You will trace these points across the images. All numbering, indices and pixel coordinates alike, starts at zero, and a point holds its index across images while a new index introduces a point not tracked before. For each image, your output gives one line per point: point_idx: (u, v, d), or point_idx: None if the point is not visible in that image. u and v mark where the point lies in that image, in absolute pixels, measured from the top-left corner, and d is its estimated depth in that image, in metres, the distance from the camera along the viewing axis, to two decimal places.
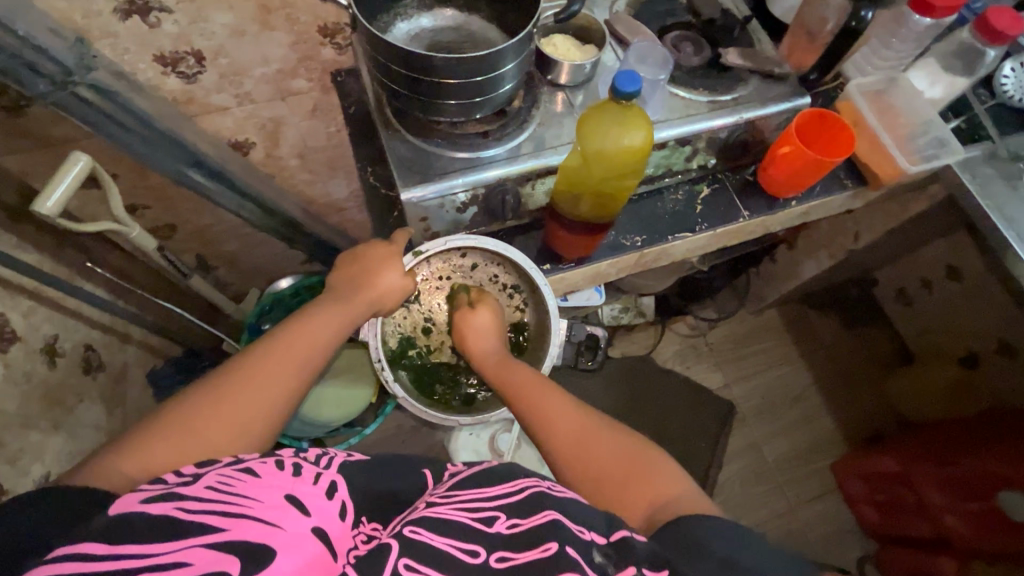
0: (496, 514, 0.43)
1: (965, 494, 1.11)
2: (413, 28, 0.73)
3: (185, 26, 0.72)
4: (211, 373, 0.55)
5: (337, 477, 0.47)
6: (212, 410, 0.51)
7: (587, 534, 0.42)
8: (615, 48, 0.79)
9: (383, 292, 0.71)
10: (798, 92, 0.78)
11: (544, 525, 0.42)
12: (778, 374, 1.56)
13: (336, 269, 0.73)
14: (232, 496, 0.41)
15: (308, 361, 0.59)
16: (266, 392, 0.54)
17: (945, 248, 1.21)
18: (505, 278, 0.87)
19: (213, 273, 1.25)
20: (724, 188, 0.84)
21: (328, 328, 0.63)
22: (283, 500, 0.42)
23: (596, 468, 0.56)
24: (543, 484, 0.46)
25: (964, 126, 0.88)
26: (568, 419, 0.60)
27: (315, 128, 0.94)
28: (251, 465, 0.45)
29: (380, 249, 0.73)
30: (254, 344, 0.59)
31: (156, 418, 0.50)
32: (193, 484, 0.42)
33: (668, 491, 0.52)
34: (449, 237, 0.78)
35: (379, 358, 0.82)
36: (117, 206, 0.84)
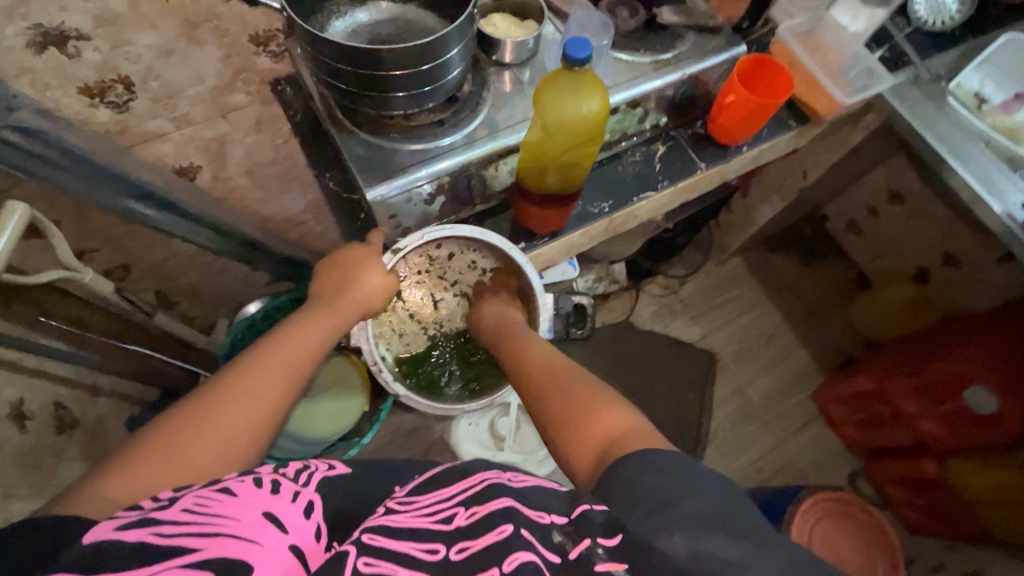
0: (456, 509, 0.42)
1: (933, 398, 1.19)
2: (350, 25, 0.72)
3: (107, 52, 0.70)
4: (196, 390, 0.54)
5: (315, 496, 0.45)
6: (208, 427, 0.50)
7: (547, 517, 0.40)
8: (553, 20, 0.80)
9: (367, 295, 0.72)
10: (734, 42, 0.81)
11: (501, 510, 0.41)
12: (751, 317, 1.62)
13: (315, 277, 0.74)
14: (207, 517, 0.40)
15: (296, 372, 0.59)
16: (257, 406, 0.54)
17: (885, 173, 1.31)
18: (484, 262, 0.86)
19: (177, 309, 1.20)
20: (679, 144, 0.86)
21: (313, 339, 0.63)
22: (260, 518, 0.41)
23: (550, 415, 0.57)
24: (504, 475, 0.45)
25: (888, 55, 0.93)
26: (541, 365, 0.66)
27: (261, 143, 0.92)
28: (229, 483, 0.43)
29: (357, 252, 0.73)
30: (239, 359, 0.58)
31: (147, 439, 0.49)
32: (170, 507, 0.40)
33: (616, 429, 0.52)
34: (426, 229, 0.78)
35: (375, 360, 0.82)
36: (63, 253, 0.80)
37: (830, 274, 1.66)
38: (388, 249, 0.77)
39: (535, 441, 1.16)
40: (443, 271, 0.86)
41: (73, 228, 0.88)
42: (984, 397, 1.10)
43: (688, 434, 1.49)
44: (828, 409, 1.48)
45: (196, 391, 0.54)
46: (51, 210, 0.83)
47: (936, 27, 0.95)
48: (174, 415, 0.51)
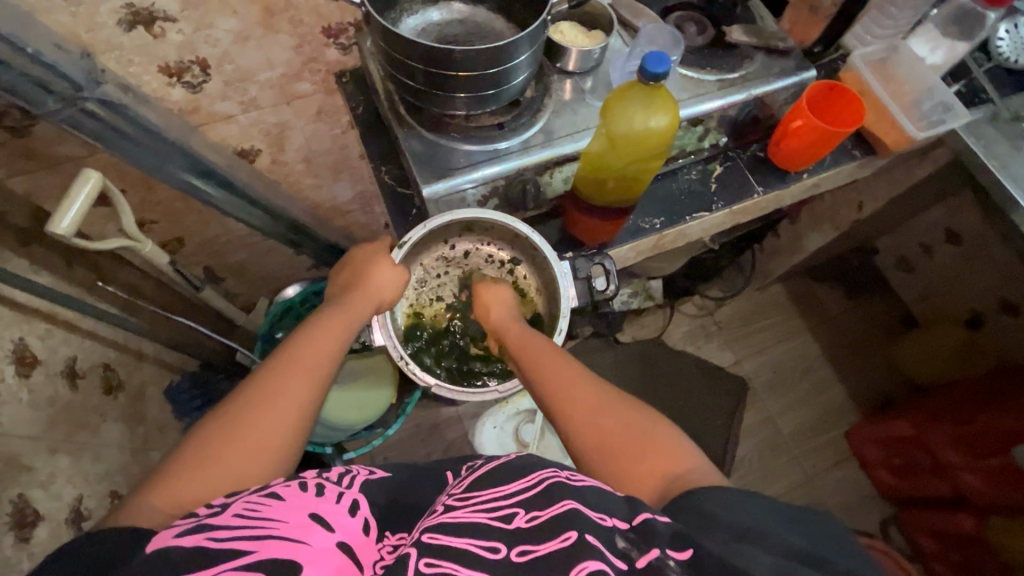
0: (515, 510, 0.42)
1: (980, 451, 1.13)
2: (422, 23, 0.73)
3: (189, 34, 0.71)
4: (222, 401, 0.53)
5: (358, 496, 0.48)
6: (236, 431, 0.50)
7: (609, 519, 0.41)
8: (621, 32, 0.79)
9: (380, 289, 0.70)
10: (803, 67, 0.79)
11: (563, 515, 0.41)
12: (787, 347, 1.58)
13: (331, 283, 0.74)
14: (259, 520, 0.41)
15: (320, 367, 0.58)
16: (283, 409, 0.53)
17: (942, 211, 1.24)
18: (501, 254, 0.85)
19: (223, 285, 1.24)
20: (737, 166, 0.84)
21: (333, 336, 0.61)
22: (308, 519, 0.42)
23: (586, 440, 0.55)
24: (561, 474, 0.46)
25: (964, 90, 0.89)
26: (569, 378, 0.61)
27: (319, 131, 0.94)
28: (277, 489, 0.45)
29: (366, 249, 0.73)
30: (262, 365, 0.57)
31: (180, 451, 0.49)
32: (222, 513, 0.42)
33: (675, 464, 0.50)
34: (430, 219, 0.73)
35: (401, 354, 0.76)
36: (127, 222, 0.83)
37: (874, 311, 1.60)
38: (395, 244, 0.76)
39: (559, 451, 1.13)
40: (461, 270, 0.85)
41: (136, 199, 0.92)
42: None
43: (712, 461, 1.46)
44: (861, 449, 1.43)
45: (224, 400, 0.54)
46: (120, 181, 0.86)
47: (1019, 65, 0.90)
48: (205, 423, 0.52)
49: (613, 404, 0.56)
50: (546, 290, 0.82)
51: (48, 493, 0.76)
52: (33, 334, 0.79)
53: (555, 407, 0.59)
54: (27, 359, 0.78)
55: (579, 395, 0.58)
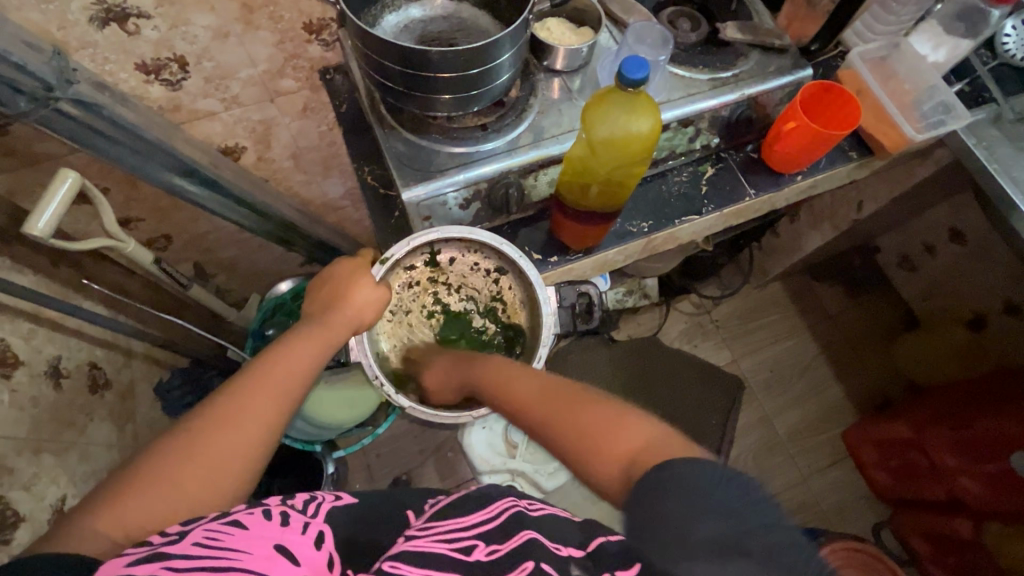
0: (475, 542, 0.41)
1: (978, 456, 1.11)
2: (404, 19, 0.71)
3: (166, 32, 0.70)
4: (182, 421, 0.52)
5: (324, 527, 0.47)
6: (190, 456, 0.49)
7: (564, 549, 0.42)
8: (611, 28, 0.77)
9: (361, 308, 0.69)
10: (799, 65, 0.77)
11: (522, 545, 0.41)
12: (785, 346, 1.56)
13: (308, 296, 0.72)
14: (220, 550, 0.41)
15: (287, 392, 0.57)
16: (243, 435, 0.52)
17: (947, 211, 1.22)
18: (486, 263, 0.82)
19: (213, 281, 1.24)
20: (729, 167, 0.82)
21: (303, 359, 0.60)
22: (272, 551, 0.42)
23: (561, 438, 0.55)
24: (520, 503, 0.46)
25: (968, 89, 0.87)
26: (535, 390, 0.61)
27: (306, 128, 0.92)
28: (239, 516, 0.44)
29: (348, 264, 0.72)
30: (227, 383, 0.56)
31: (131, 471, 0.48)
32: (180, 542, 0.41)
33: (639, 437, 0.50)
34: (413, 236, 0.73)
35: (377, 374, 0.75)
36: (109, 222, 0.82)
37: (874, 310, 1.58)
38: (377, 259, 0.75)
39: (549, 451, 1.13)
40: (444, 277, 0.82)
41: (120, 197, 0.91)
42: None
43: None
44: (858, 451, 1.41)
45: (184, 418, 0.53)
46: (103, 179, 0.85)
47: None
48: (160, 442, 0.50)
49: (586, 399, 0.56)
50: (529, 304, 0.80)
51: (31, 493, 0.76)
52: (16, 334, 0.79)
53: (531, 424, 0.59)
54: (10, 359, 0.77)
55: (551, 388, 0.60)
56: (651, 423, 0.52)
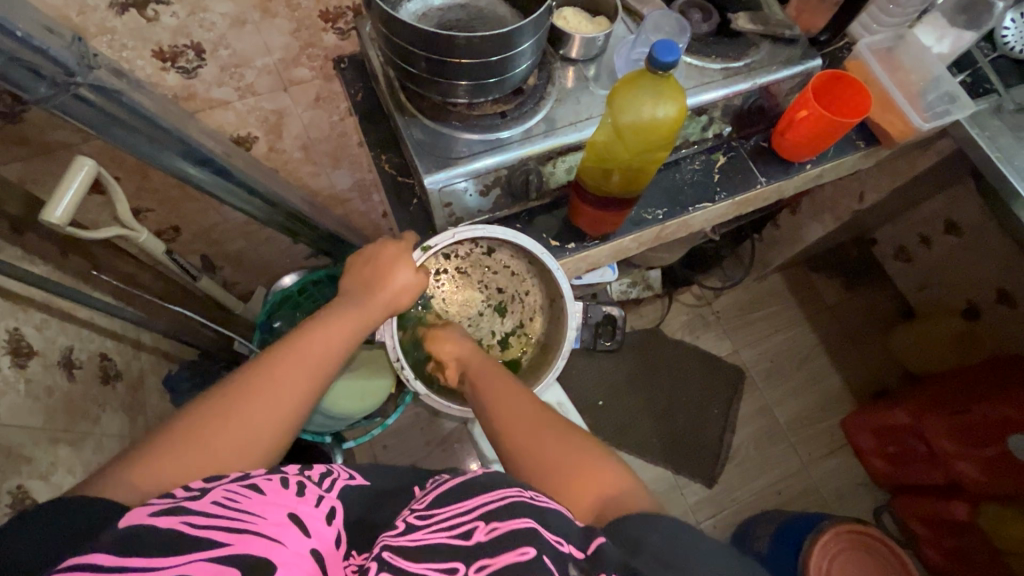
0: (476, 523, 0.42)
1: (976, 440, 1.14)
2: (422, 7, 0.71)
3: (185, 18, 0.70)
4: (220, 387, 0.53)
5: (337, 503, 0.48)
6: (224, 425, 0.50)
7: (566, 545, 0.42)
8: (625, 19, 0.78)
9: (395, 294, 0.68)
10: (809, 55, 0.78)
11: (523, 530, 0.41)
12: (785, 337, 1.59)
13: (347, 271, 0.71)
14: (235, 512, 0.42)
15: (318, 374, 0.57)
16: (276, 410, 0.53)
17: (943, 202, 1.24)
18: (515, 264, 0.84)
19: (220, 273, 1.23)
20: (740, 155, 0.83)
21: (336, 340, 0.61)
22: (286, 519, 0.43)
23: (539, 474, 0.55)
24: (525, 493, 0.46)
25: (969, 81, 0.89)
26: (519, 415, 0.62)
27: (318, 118, 0.92)
28: (257, 481, 0.45)
29: (390, 249, 0.70)
30: (264, 354, 0.57)
31: (168, 430, 0.49)
32: (200, 499, 0.42)
33: (614, 483, 0.53)
34: (456, 229, 0.75)
35: (398, 357, 0.76)
36: (122, 211, 0.82)
37: (871, 301, 1.60)
38: (418, 246, 0.75)
39: None
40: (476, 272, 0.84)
41: (132, 187, 0.90)
42: None
43: (709, 449, 1.47)
44: (855, 438, 1.45)
45: (223, 383, 0.54)
46: (115, 168, 0.85)
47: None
48: (199, 406, 0.52)
49: (558, 436, 0.58)
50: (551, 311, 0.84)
51: (49, 483, 0.76)
52: (30, 324, 0.78)
53: (513, 459, 0.59)
54: (24, 349, 0.77)
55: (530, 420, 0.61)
56: (611, 463, 0.55)
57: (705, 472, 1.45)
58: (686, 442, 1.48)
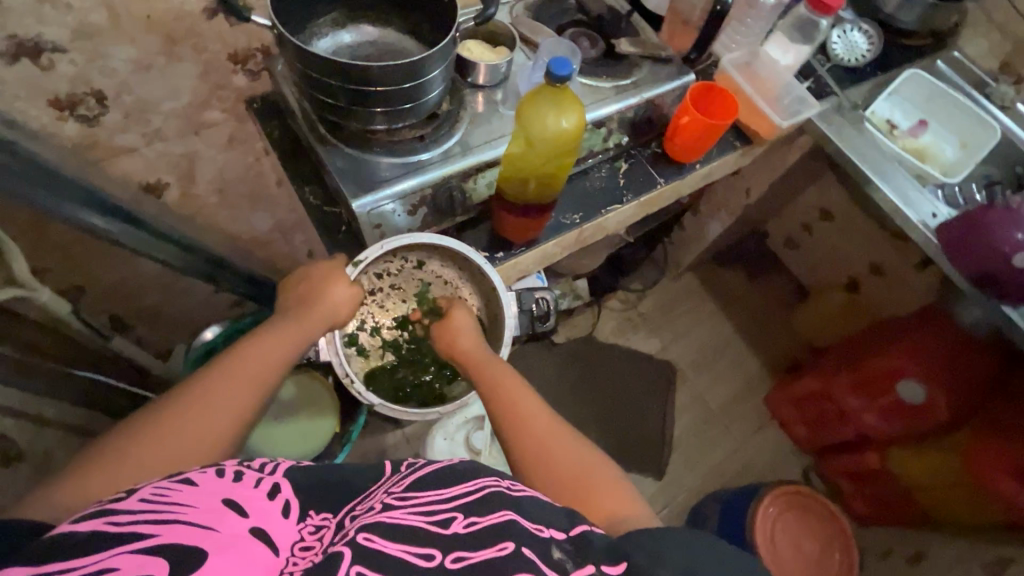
0: (454, 515, 0.43)
1: (874, 394, 1.28)
2: (333, 44, 0.75)
3: (83, 65, 0.68)
4: (155, 402, 0.53)
5: (280, 480, 0.46)
6: (155, 436, 0.49)
7: (546, 531, 0.44)
8: (524, 48, 0.86)
9: (335, 307, 0.69)
10: (683, 71, 0.90)
11: (501, 524, 0.42)
12: (705, 327, 1.72)
13: (283, 289, 0.71)
14: (166, 505, 0.39)
15: (256, 380, 0.57)
16: (214, 418, 0.52)
17: (815, 193, 1.43)
18: (447, 272, 0.86)
19: (133, 333, 1.16)
20: (639, 162, 0.93)
21: (275, 354, 0.60)
22: (220, 505, 0.41)
23: (556, 477, 0.57)
24: (501, 483, 0.48)
25: (815, 86, 1.05)
26: (539, 418, 0.64)
27: (233, 159, 0.92)
28: (189, 476, 0.43)
29: (325, 266, 0.71)
30: (204, 367, 0.57)
31: (100, 447, 0.49)
32: (126, 497, 0.40)
33: (628, 511, 0.54)
34: (386, 240, 0.77)
35: (347, 372, 0.77)
36: (20, 269, 0.76)
37: (773, 287, 1.77)
38: (349, 263, 0.76)
39: None
40: (407, 283, 0.85)
41: (29, 245, 0.85)
42: (915, 389, 1.20)
43: (653, 443, 1.55)
44: (780, 411, 1.58)
45: (161, 399, 0.54)
46: (8, 226, 0.80)
47: (851, 63, 1.07)
48: (134, 422, 0.51)
49: (576, 449, 0.60)
50: (488, 313, 0.85)
51: None
52: None
53: (525, 454, 0.60)
54: None
55: (538, 421, 0.63)
56: (618, 481, 0.57)
57: (653, 465, 1.52)
58: (633, 439, 1.54)
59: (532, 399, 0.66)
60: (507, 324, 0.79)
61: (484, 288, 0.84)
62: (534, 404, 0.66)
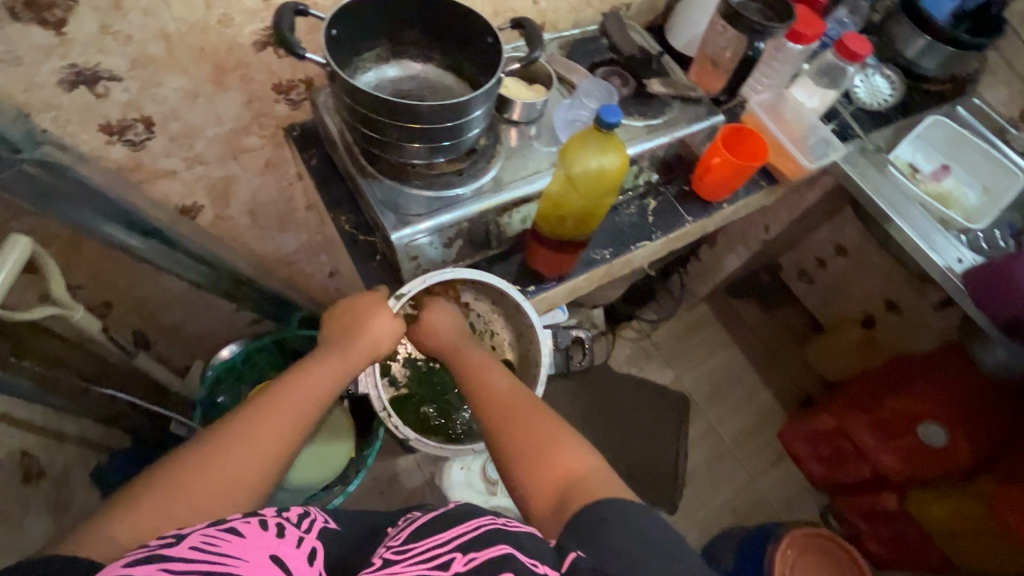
0: (452, 556, 0.42)
1: (891, 433, 1.27)
2: (377, 78, 0.78)
3: (136, 93, 0.70)
4: (204, 432, 0.53)
5: (316, 544, 0.46)
6: (207, 468, 0.49)
7: (541, 566, 0.41)
8: (559, 86, 0.88)
9: (376, 340, 0.70)
10: (712, 112, 0.92)
11: (499, 557, 0.41)
12: (718, 359, 1.72)
13: (326, 320, 0.72)
14: (218, 556, 0.40)
15: (302, 415, 0.57)
16: (262, 453, 0.53)
17: (830, 229, 1.45)
18: (480, 305, 0.88)
19: (153, 349, 1.16)
20: (667, 199, 0.94)
21: (320, 389, 0.61)
22: (268, 560, 0.41)
23: (509, 447, 0.57)
24: (498, 521, 0.46)
25: (838, 129, 1.06)
26: (501, 394, 0.64)
27: (267, 183, 0.93)
28: (235, 524, 0.43)
29: (368, 298, 0.72)
30: (252, 398, 0.57)
31: (152, 477, 0.48)
32: (177, 544, 0.40)
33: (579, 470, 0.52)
34: (429, 274, 0.76)
35: (384, 406, 0.78)
36: (58, 289, 0.76)
37: (786, 321, 1.78)
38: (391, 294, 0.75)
39: None
40: None
41: (64, 262, 0.86)
42: (935, 430, 1.19)
43: (666, 475, 1.53)
44: (794, 445, 1.54)
45: (210, 428, 0.54)
46: (46, 244, 0.80)
47: (874, 107, 1.09)
48: (185, 451, 0.51)
49: (537, 410, 0.60)
50: (520, 348, 0.87)
51: None
52: None
53: (484, 426, 0.62)
54: None
55: (500, 385, 0.65)
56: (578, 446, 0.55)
57: (666, 499, 1.50)
58: (645, 471, 1.52)
59: (493, 371, 0.67)
60: (545, 360, 0.80)
61: (517, 324, 0.86)
62: (501, 376, 0.67)
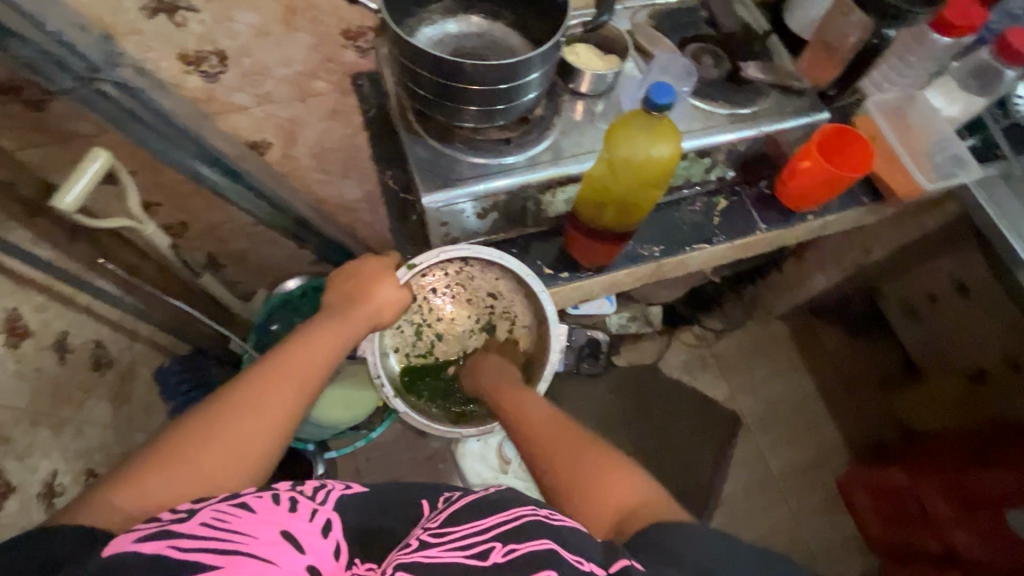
0: (491, 545, 0.40)
1: (971, 505, 1.09)
2: (440, 33, 0.74)
3: (210, 26, 0.72)
4: (207, 400, 0.54)
5: (332, 515, 0.47)
6: (209, 437, 0.50)
7: (587, 564, 0.39)
8: (637, 58, 0.80)
9: (380, 307, 0.71)
10: (816, 107, 0.78)
11: (542, 551, 0.38)
12: (784, 385, 1.56)
13: (330, 287, 0.73)
14: (228, 533, 0.41)
15: (304, 380, 0.58)
16: (265, 419, 0.53)
17: (954, 263, 1.14)
18: (505, 285, 0.83)
19: (223, 271, 1.26)
20: (741, 201, 0.84)
21: (321, 356, 0.61)
22: (277, 537, 0.42)
23: (552, 472, 0.57)
24: (540, 512, 0.43)
25: (979, 145, 0.88)
26: (547, 423, 0.63)
27: (332, 130, 0.94)
28: (246, 499, 0.44)
29: (372, 265, 0.73)
30: (254, 366, 0.58)
31: (157, 446, 0.49)
32: (188, 521, 0.41)
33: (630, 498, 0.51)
34: (445, 248, 0.76)
35: (379, 374, 0.81)
36: (133, 203, 0.84)
37: None
38: (403, 264, 0.76)
39: None
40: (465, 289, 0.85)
41: (146, 180, 0.93)
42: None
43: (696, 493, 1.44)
44: (853, 498, 1.38)
45: (211, 398, 0.55)
46: (131, 162, 0.88)
47: None
48: (188, 419, 0.52)
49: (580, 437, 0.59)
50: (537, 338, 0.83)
51: (24, 464, 0.78)
52: (27, 304, 0.80)
53: (530, 451, 0.61)
54: (18, 330, 0.78)
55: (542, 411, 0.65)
56: (630, 474, 0.54)
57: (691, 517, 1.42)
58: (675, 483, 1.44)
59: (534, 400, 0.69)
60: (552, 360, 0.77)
61: (535, 313, 0.81)
62: (539, 406, 0.67)
